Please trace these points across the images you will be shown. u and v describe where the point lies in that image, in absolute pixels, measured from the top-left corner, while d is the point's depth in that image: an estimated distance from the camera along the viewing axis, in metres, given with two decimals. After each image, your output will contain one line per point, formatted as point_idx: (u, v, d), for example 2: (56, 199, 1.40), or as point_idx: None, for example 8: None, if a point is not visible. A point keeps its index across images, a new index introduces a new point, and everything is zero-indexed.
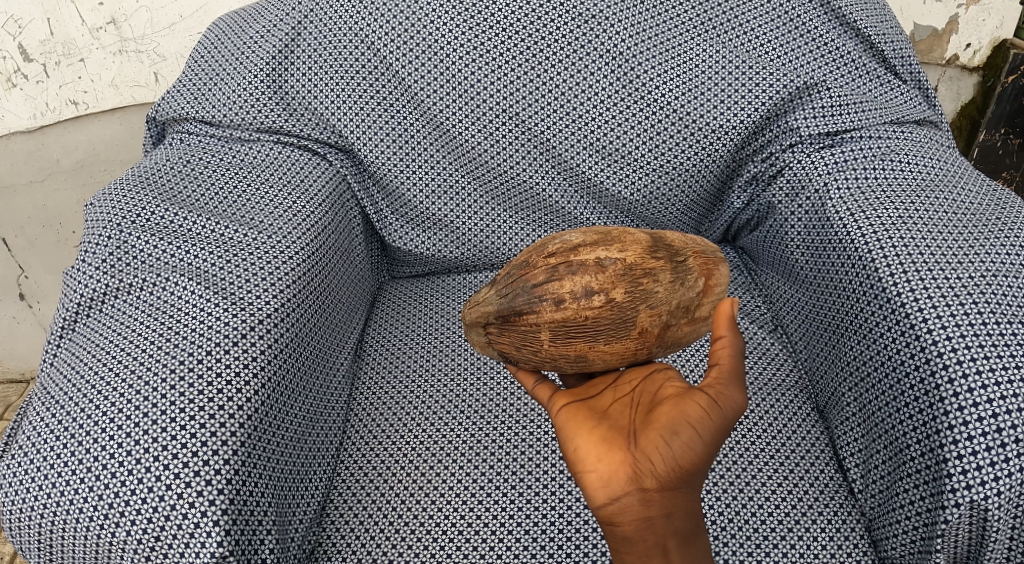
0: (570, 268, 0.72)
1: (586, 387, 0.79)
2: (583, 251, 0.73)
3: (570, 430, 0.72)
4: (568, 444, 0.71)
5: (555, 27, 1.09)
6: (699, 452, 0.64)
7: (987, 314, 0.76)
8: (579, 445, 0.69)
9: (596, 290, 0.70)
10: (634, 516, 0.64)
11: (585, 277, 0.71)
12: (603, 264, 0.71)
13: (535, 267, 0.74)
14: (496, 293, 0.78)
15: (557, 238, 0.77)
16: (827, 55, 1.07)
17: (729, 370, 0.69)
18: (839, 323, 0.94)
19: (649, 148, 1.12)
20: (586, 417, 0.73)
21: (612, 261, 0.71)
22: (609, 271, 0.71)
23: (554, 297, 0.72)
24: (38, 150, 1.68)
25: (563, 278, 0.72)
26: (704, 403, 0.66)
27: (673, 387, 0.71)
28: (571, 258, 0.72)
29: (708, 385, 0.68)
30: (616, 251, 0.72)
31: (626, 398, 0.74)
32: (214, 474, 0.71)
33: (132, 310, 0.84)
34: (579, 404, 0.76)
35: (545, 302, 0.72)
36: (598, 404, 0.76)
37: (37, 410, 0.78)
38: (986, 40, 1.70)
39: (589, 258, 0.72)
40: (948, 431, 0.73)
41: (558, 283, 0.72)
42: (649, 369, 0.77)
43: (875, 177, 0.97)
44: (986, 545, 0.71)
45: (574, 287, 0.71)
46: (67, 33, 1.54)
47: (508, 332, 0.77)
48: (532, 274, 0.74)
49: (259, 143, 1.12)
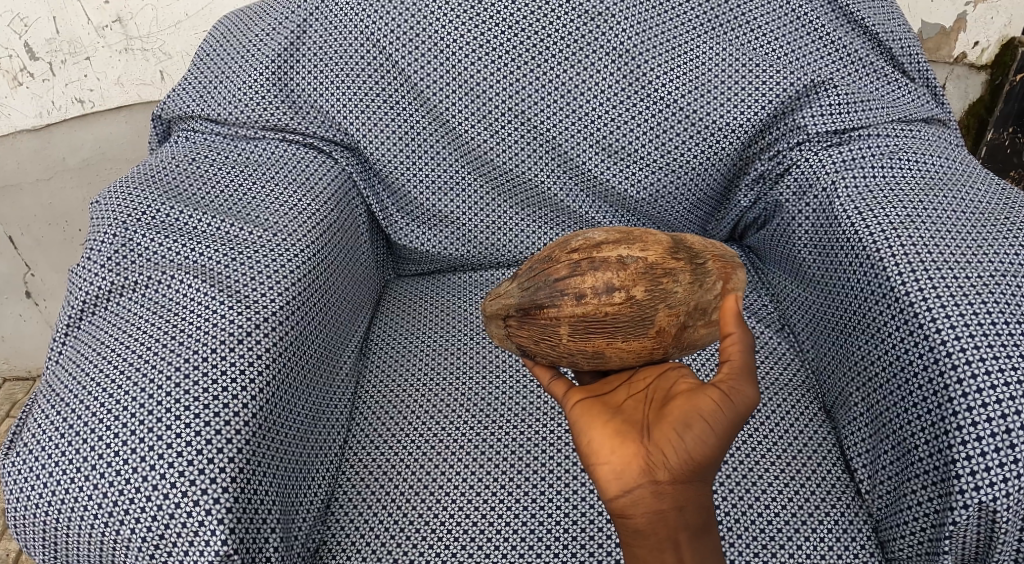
0: (592, 264, 0.71)
1: (600, 385, 0.79)
2: (606, 248, 0.72)
3: (584, 423, 0.71)
4: (582, 437, 0.70)
5: (562, 25, 1.08)
6: (711, 447, 0.64)
7: (996, 314, 0.76)
8: (593, 437, 0.69)
9: (617, 287, 0.70)
10: (646, 509, 0.63)
11: (607, 273, 0.70)
12: (625, 262, 0.71)
13: (558, 262, 0.74)
14: (518, 287, 0.78)
15: (579, 235, 0.76)
16: (835, 53, 1.06)
17: (740, 366, 0.68)
18: (846, 323, 0.94)
19: (655, 146, 1.11)
20: (600, 411, 0.72)
21: (633, 259, 0.71)
22: (630, 268, 0.71)
23: (575, 292, 0.71)
24: (44, 148, 1.69)
25: (586, 274, 0.71)
26: (716, 397, 0.66)
27: (686, 384, 0.71)
28: (594, 255, 0.72)
29: (719, 381, 0.68)
30: (638, 249, 0.72)
31: (641, 395, 0.74)
32: (219, 473, 0.71)
33: (139, 308, 0.84)
34: (594, 400, 0.75)
35: (566, 296, 0.72)
36: (614, 400, 0.75)
37: (43, 408, 0.78)
38: (994, 39, 1.69)
39: (612, 256, 0.71)
40: (957, 431, 0.72)
41: (580, 278, 0.71)
42: (663, 368, 0.76)
43: (883, 176, 0.96)
44: (994, 548, 0.71)
45: (595, 283, 0.71)
46: (73, 32, 1.54)
47: (528, 326, 0.76)
48: (554, 269, 0.74)
49: (265, 141, 1.12)
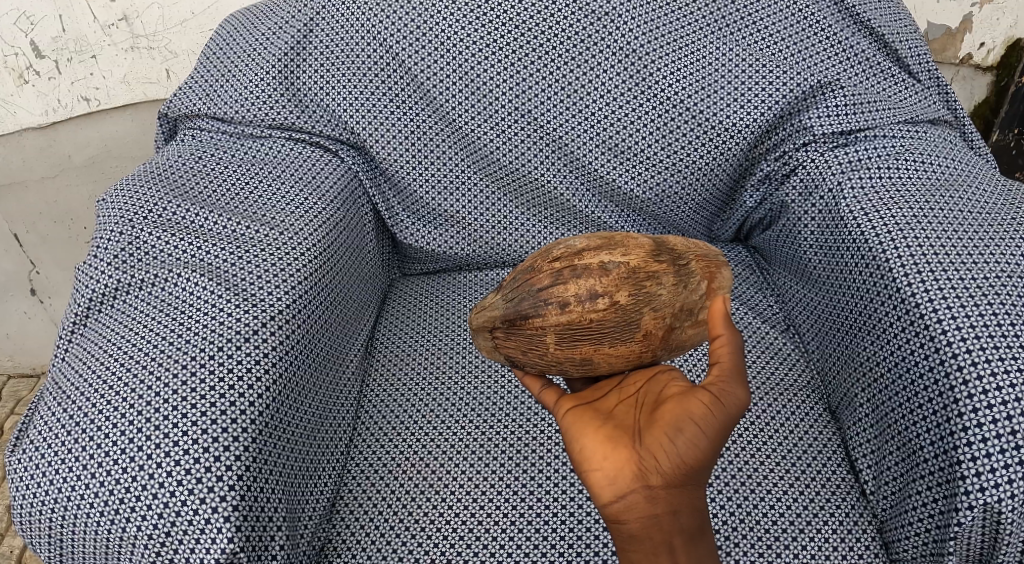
0: (574, 272, 0.72)
1: (591, 390, 0.79)
2: (587, 255, 0.72)
3: (576, 430, 0.71)
4: (574, 444, 0.70)
5: (569, 24, 1.08)
6: (704, 449, 0.64)
7: (1002, 315, 0.76)
8: (584, 443, 0.69)
9: (600, 293, 0.70)
10: (641, 514, 0.63)
11: (590, 280, 0.71)
12: (607, 268, 0.71)
13: (541, 272, 0.74)
14: (503, 298, 0.78)
15: (562, 243, 0.77)
16: (841, 53, 1.06)
17: (731, 366, 0.68)
18: (851, 323, 0.94)
19: (661, 146, 1.11)
20: (591, 417, 0.72)
21: (615, 264, 0.71)
22: (613, 274, 0.71)
23: (560, 300, 0.71)
24: (49, 146, 1.69)
25: (568, 282, 0.71)
26: (706, 400, 0.65)
27: (677, 386, 0.70)
28: (576, 262, 0.72)
29: (710, 382, 0.67)
30: (620, 254, 0.72)
31: (631, 398, 0.73)
32: (225, 471, 0.71)
33: (145, 306, 0.84)
34: (585, 406, 0.75)
35: (550, 305, 0.72)
36: (605, 404, 0.75)
37: (50, 405, 0.79)
38: (1001, 40, 1.68)
39: (594, 262, 0.72)
40: (962, 433, 0.72)
41: (564, 287, 0.71)
42: (652, 370, 0.76)
43: (890, 177, 0.96)
44: (998, 549, 0.71)
45: (579, 291, 0.71)
46: (80, 30, 1.54)
47: (515, 337, 0.76)
48: (537, 278, 0.74)
49: (272, 140, 1.12)
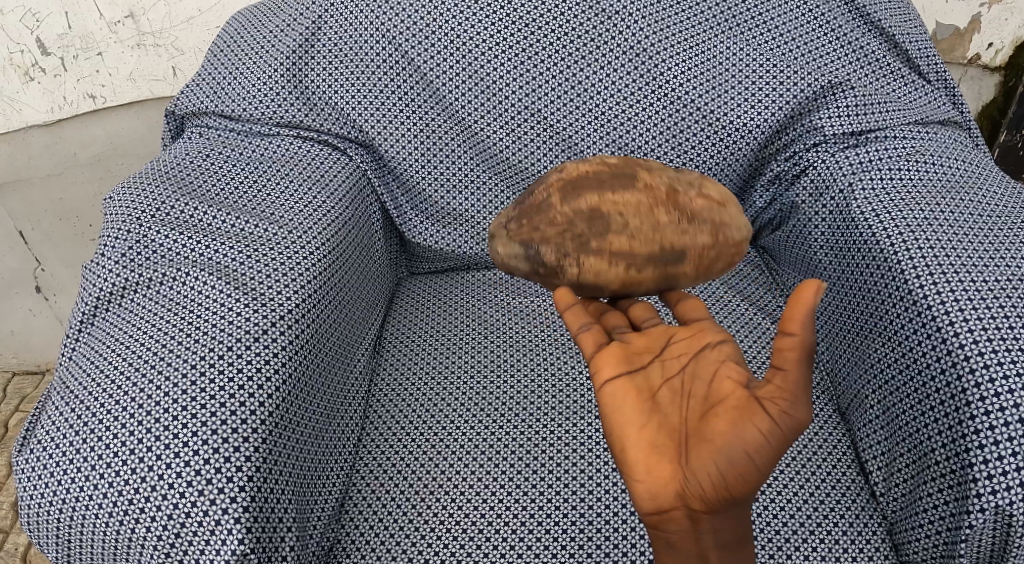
0: (607, 169, 0.76)
1: (632, 349, 0.73)
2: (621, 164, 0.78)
3: (618, 422, 0.67)
4: (615, 439, 0.67)
5: (580, 23, 1.08)
6: (753, 479, 0.61)
7: (1014, 317, 0.75)
8: (627, 445, 0.66)
9: (629, 186, 0.74)
10: (680, 528, 0.64)
11: (619, 175, 0.75)
12: (638, 172, 0.76)
13: (568, 170, 0.79)
14: (528, 191, 0.82)
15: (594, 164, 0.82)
16: (851, 54, 1.06)
17: (797, 379, 0.60)
18: (863, 324, 0.93)
19: (670, 146, 1.11)
20: (634, 405, 0.68)
21: (645, 174, 0.76)
22: (643, 179, 0.75)
23: (589, 186, 0.74)
24: (55, 143, 1.69)
25: (600, 175, 0.76)
26: (763, 427, 0.59)
27: (730, 380, 0.64)
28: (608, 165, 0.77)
29: (769, 398, 0.61)
30: (649, 169, 0.77)
31: (678, 380, 0.68)
32: (236, 472, 0.71)
33: (154, 304, 0.84)
34: (626, 379, 0.69)
35: (580, 190, 0.75)
36: (648, 379, 0.70)
37: (57, 405, 0.78)
38: (1010, 40, 1.67)
39: (627, 167, 0.76)
40: (974, 435, 0.72)
41: (594, 176, 0.75)
42: (700, 345, 0.70)
43: (902, 178, 0.95)
44: (1010, 550, 0.70)
45: (609, 181, 0.75)
46: (86, 27, 1.54)
47: (533, 225, 0.77)
48: (566, 174, 0.78)
49: (281, 138, 1.12)
